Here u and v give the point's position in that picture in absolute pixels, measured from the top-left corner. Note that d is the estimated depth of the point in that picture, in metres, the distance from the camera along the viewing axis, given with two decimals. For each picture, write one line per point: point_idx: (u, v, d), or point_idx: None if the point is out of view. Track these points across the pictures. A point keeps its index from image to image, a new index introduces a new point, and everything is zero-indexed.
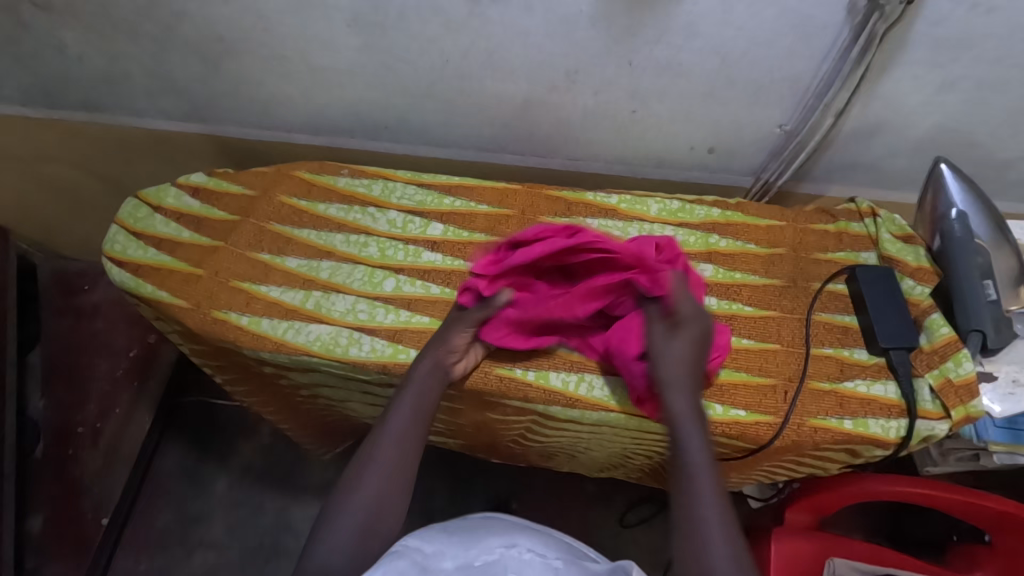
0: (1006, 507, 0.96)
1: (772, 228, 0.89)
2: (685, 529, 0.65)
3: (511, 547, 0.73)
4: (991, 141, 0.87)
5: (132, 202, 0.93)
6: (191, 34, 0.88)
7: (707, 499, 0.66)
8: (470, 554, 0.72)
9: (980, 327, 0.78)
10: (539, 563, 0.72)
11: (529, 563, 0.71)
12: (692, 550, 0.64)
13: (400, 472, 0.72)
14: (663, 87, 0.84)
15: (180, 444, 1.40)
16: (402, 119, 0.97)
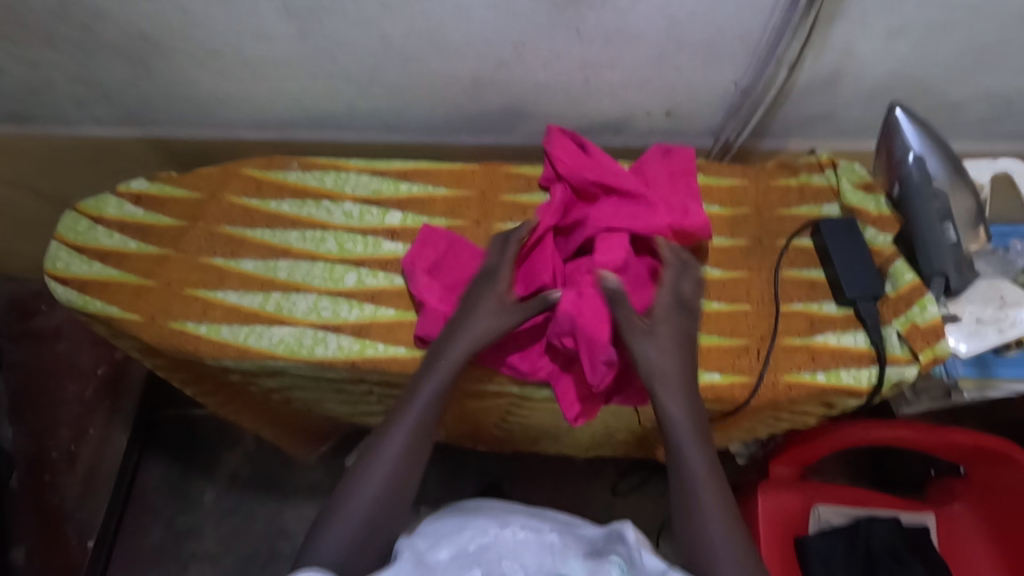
0: (981, 441, 0.97)
1: (734, 187, 0.88)
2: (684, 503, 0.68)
3: (505, 527, 0.70)
4: (944, 83, 0.87)
5: (71, 216, 0.89)
6: (112, 33, 0.82)
7: (700, 480, 0.68)
8: (465, 539, 0.68)
9: (943, 270, 0.79)
10: (534, 541, 0.68)
11: (524, 543, 0.68)
12: (687, 519, 0.67)
13: (412, 458, 0.72)
14: (613, 53, 0.82)
15: (163, 460, 1.37)
16: (349, 106, 0.94)
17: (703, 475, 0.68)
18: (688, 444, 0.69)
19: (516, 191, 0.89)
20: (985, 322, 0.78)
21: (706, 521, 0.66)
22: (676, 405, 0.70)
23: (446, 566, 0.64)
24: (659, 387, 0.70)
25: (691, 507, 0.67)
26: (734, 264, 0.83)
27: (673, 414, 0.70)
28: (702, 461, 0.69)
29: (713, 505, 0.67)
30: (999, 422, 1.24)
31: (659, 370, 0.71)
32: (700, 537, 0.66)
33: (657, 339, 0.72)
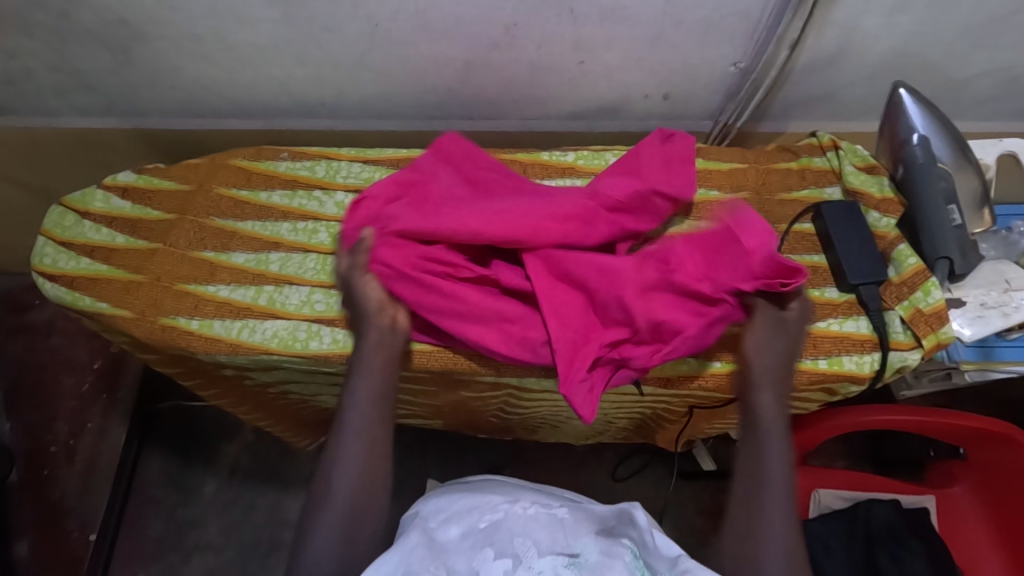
0: (983, 424, 0.97)
1: (734, 171, 0.87)
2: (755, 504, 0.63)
3: (515, 503, 0.69)
4: (948, 61, 0.84)
5: (57, 209, 0.87)
6: (90, 20, 0.80)
7: (772, 481, 0.64)
8: (474, 517, 0.68)
9: (947, 253, 0.77)
10: (544, 516, 0.67)
11: (534, 518, 0.67)
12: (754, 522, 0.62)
13: (374, 473, 0.65)
14: (609, 35, 0.79)
15: (162, 452, 1.32)
16: (338, 94, 0.91)
17: (774, 475, 0.64)
18: (771, 439, 0.65)
19: None
20: (990, 306, 0.77)
21: (766, 522, 0.62)
22: (767, 400, 0.67)
23: (456, 544, 0.65)
24: (755, 381, 0.68)
25: (756, 505, 0.63)
26: None
27: (763, 407, 0.67)
28: (780, 460, 0.65)
29: (781, 507, 0.63)
30: (1000, 402, 1.23)
31: (757, 366, 0.68)
32: (755, 535, 0.62)
33: (760, 333, 0.69)
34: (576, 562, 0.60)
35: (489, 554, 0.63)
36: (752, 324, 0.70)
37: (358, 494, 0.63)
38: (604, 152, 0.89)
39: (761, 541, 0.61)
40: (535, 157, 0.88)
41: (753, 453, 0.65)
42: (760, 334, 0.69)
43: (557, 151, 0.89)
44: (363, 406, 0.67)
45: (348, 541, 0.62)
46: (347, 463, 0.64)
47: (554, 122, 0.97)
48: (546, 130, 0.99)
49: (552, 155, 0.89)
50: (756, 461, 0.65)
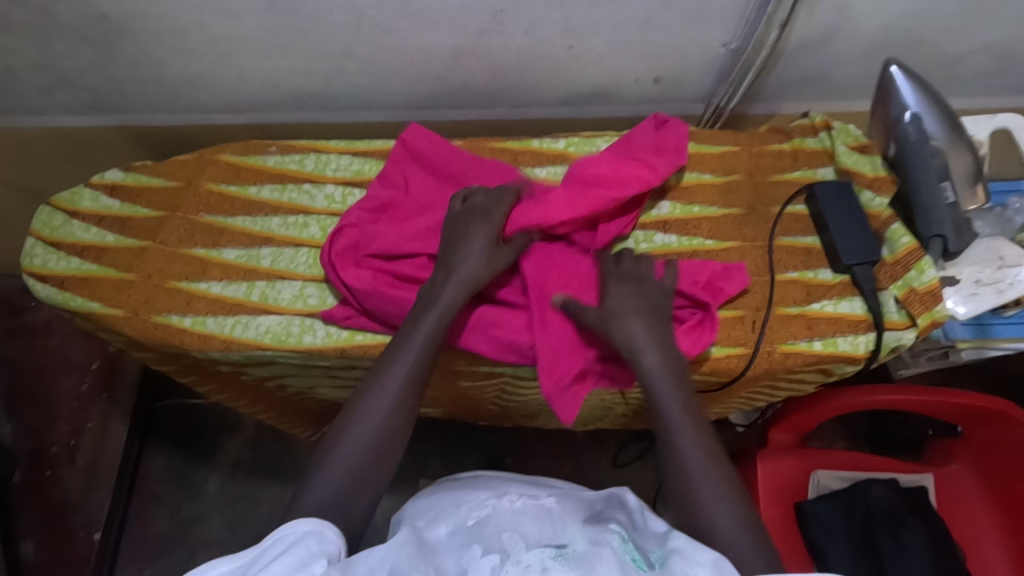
0: (979, 402, 0.97)
1: (726, 154, 0.86)
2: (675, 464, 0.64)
3: (501, 497, 0.69)
4: (940, 37, 0.84)
5: (45, 209, 0.86)
6: (71, 16, 0.78)
7: (684, 436, 0.65)
8: (463, 514, 0.68)
9: (941, 232, 0.77)
10: (532, 508, 0.67)
11: (522, 510, 0.66)
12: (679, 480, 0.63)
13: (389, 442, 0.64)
14: (597, 18, 0.78)
15: (164, 449, 1.35)
16: (325, 85, 0.90)
17: (682, 430, 0.65)
18: (667, 396, 0.67)
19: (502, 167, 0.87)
20: (984, 283, 0.77)
21: (692, 481, 0.63)
22: (649, 356, 0.68)
23: (446, 543, 0.64)
24: (630, 343, 0.69)
25: (679, 467, 0.64)
26: (727, 234, 0.81)
27: (649, 367, 0.68)
28: (682, 414, 0.66)
29: (704, 460, 0.64)
30: (997, 379, 1.24)
31: (622, 338, 0.69)
32: (693, 500, 0.62)
33: (612, 304, 0.70)
34: (563, 552, 0.58)
35: (477, 551, 0.61)
36: (602, 301, 0.71)
37: (385, 440, 0.64)
38: (594, 138, 0.88)
39: (700, 504, 0.61)
40: (526, 145, 0.88)
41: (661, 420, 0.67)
42: (608, 312, 0.70)
43: (547, 138, 0.89)
44: (409, 361, 0.67)
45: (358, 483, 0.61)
46: (381, 407, 0.65)
47: (545, 109, 0.96)
48: (537, 117, 0.98)
49: (542, 142, 0.88)
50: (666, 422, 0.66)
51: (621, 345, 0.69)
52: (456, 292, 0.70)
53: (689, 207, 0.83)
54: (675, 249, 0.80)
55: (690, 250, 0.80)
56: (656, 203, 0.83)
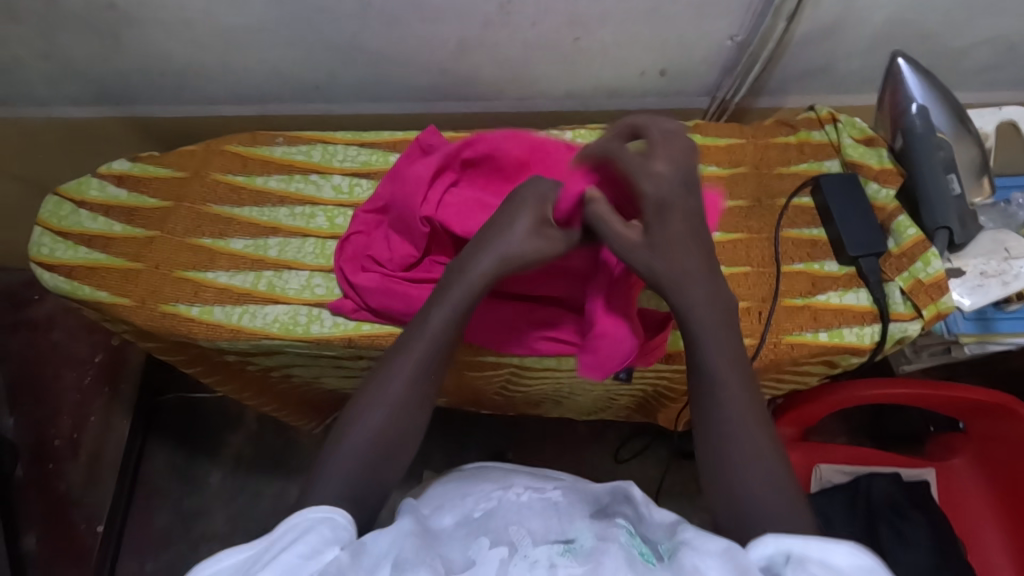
0: (981, 396, 0.98)
1: (732, 147, 0.86)
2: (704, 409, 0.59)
3: (507, 491, 0.70)
4: (946, 30, 0.84)
5: (52, 200, 0.86)
6: (79, 5, 0.79)
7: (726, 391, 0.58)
8: (469, 507, 0.68)
9: (947, 223, 0.77)
10: (538, 502, 0.68)
11: (528, 506, 0.67)
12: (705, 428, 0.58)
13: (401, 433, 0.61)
14: (604, 9, 0.79)
15: (166, 444, 1.33)
16: (332, 76, 0.91)
17: (727, 390, 0.58)
18: (708, 340, 0.60)
19: None
20: (989, 275, 0.77)
21: (733, 442, 0.56)
22: (694, 303, 0.62)
23: (451, 533, 0.64)
24: (679, 290, 0.62)
25: (717, 427, 0.57)
26: (733, 226, 0.81)
27: (692, 309, 0.61)
28: (724, 367, 0.59)
29: (744, 420, 0.57)
30: (998, 375, 1.24)
31: (667, 272, 0.62)
32: (729, 462, 0.55)
33: (660, 226, 0.63)
34: (570, 547, 0.59)
35: (484, 543, 0.61)
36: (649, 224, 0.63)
37: (397, 432, 0.60)
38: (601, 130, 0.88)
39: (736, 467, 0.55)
40: None
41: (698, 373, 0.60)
42: (648, 241, 0.63)
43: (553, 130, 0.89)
44: (417, 358, 0.63)
45: (367, 475, 0.57)
46: (388, 396, 0.61)
47: (551, 102, 0.96)
48: (543, 110, 0.98)
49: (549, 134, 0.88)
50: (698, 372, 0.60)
51: (659, 281, 0.62)
52: (486, 269, 0.65)
53: None
54: None
55: None
56: None
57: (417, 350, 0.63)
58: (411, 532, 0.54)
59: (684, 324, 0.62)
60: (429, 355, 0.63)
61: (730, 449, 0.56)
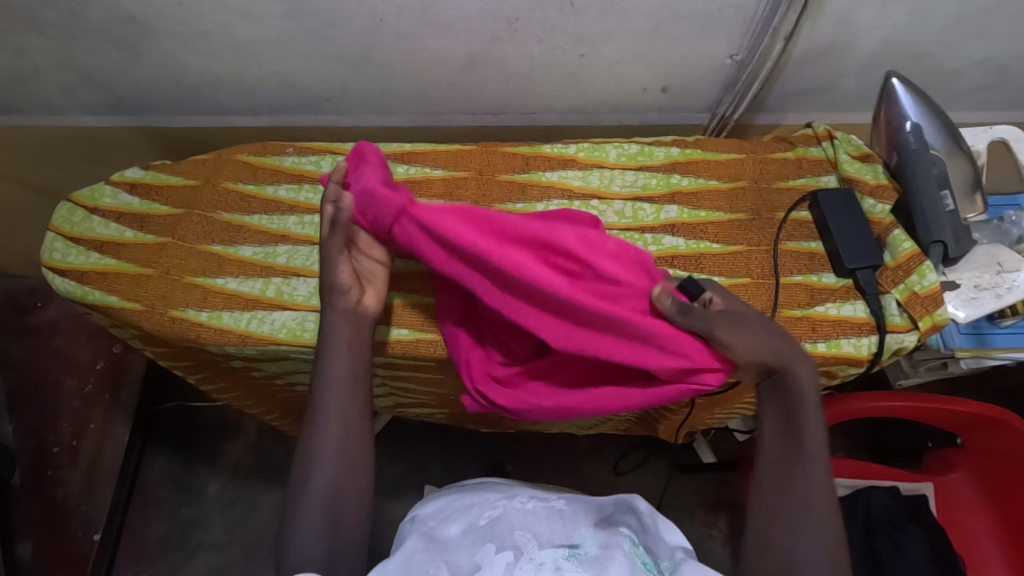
0: (975, 409, 0.99)
1: (732, 162, 0.88)
2: (785, 460, 0.64)
3: (512, 499, 0.70)
4: (939, 51, 0.87)
5: (65, 206, 0.88)
6: (100, 18, 0.81)
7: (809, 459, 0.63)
8: (475, 515, 0.69)
9: (941, 237, 0.79)
10: (543, 509, 0.68)
11: (532, 511, 0.67)
12: (785, 473, 0.63)
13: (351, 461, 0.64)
14: (608, 27, 0.81)
15: (165, 453, 1.33)
16: (343, 89, 0.93)
17: (811, 455, 0.63)
18: (808, 413, 0.65)
19: (513, 171, 0.88)
20: (983, 288, 0.79)
21: (800, 501, 0.62)
22: (802, 374, 0.65)
23: (458, 541, 0.65)
24: (790, 368, 0.65)
25: (794, 479, 0.62)
26: (733, 238, 0.83)
27: (801, 380, 0.65)
28: (815, 438, 0.64)
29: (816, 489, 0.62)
30: (994, 390, 1.25)
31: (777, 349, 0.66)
32: (790, 515, 0.61)
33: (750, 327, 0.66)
34: (575, 553, 0.60)
35: (491, 548, 0.62)
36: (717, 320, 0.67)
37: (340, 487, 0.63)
38: (604, 144, 0.90)
39: (799, 522, 0.61)
40: (537, 150, 0.90)
41: (785, 433, 0.65)
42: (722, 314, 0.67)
43: (558, 143, 0.91)
44: (331, 419, 0.64)
45: (334, 530, 0.61)
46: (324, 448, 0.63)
47: (556, 116, 0.99)
48: (547, 123, 1.00)
49: (553, 147, 0.90)
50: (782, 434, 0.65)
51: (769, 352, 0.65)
52: (344, 331, 0.68)
53: (695, 212, 0.85)
54: (682, 252, 0.82)
55: (697, 253, 0.82)
56: (664, 208, 0.85)
57: (326, 412, 0.65)
58: (415, 550, 0.63)
59: (789, 394, 0.65)
60: (342, 409, 0.65)
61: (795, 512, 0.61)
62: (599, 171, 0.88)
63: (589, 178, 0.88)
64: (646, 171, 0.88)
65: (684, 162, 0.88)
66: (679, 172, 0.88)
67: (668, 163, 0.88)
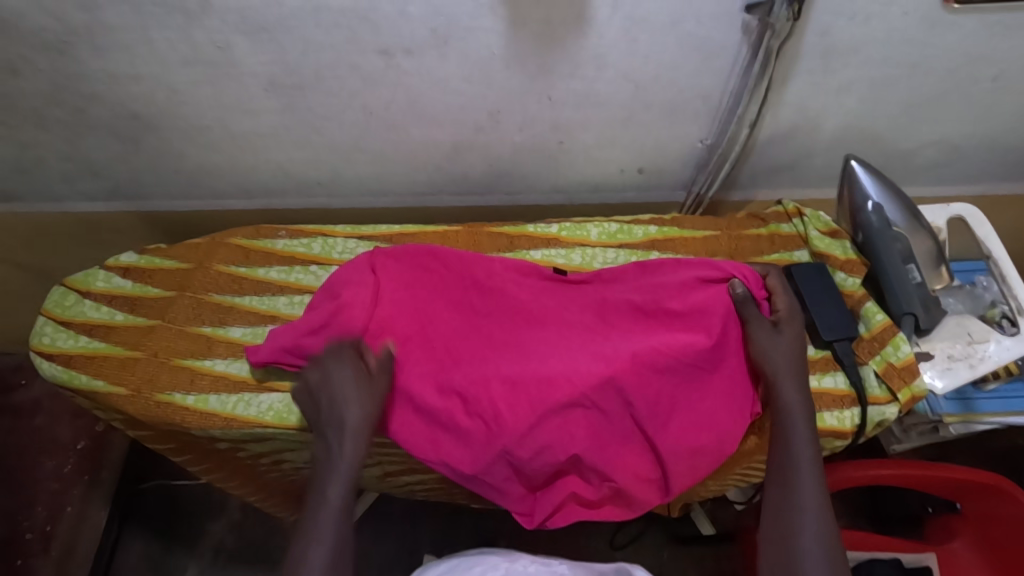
0: (962, 474, 0.98)
1: (708, 238, 0.92)
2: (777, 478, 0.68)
3: (515, 562, 0.83)
4: (894, 134, 0.93)
5: (59, 290, 0.89)
6: (105, 114, 0.86)
7: (804, 467, 0.68)
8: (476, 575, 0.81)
9: (912, 310, 0.82)
10: None
11: None
12: (778, 491, 0.67)
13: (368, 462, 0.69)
14: (584, 118, 0.87)
15: (144, 535, 1.28)
16: (335, 174, 0.97)
17: (803, 464, 0.68)
18: (798, 430, 0.70)
19: (499, 250, 0.92)
20: (957, 358, 0.81)
21: (799, 505, 0.65)
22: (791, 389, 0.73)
23: None
24: (777, 376, 0.73)
25: (786, 491, 0.67)
26: None
27: (787, 402, 0.72)
28: (807, 448, 0.69)
29: (814, 492, 0.66)
30: (990, 454, 1.24)
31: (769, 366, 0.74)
32: (792, 522, 0.65)
33: (781, 337, 0.76)
34: None
35: None
36: (773, 332, 0.76)
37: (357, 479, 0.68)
38: (585, 223, 0.94)
39: (799, 523, 0.64)
40: (521, 229, 0.93)
41: (780, 439, 0.70)
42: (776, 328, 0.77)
43: (541, 223, 0.94)
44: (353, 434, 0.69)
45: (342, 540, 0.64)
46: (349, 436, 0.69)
47: (539, 195, 1.03)
48: (532, 203, 1.05)
49: (537, 226, 0.93)
50: (781, 447, 0.70)
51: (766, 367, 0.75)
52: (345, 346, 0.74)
53: None
54: None
55: None
56: None
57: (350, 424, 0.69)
58: None
59: (778, 406, 0.72)
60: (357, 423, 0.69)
61: (787, 507, 0.66)
62: (581, 250, 0.92)
63: (571, 256, 0.91)
64: (626, 249, 0.91)
65: (663, 240, 0.92)
66: (658, 249, 0.91)
67: (647, 240, 0.92)
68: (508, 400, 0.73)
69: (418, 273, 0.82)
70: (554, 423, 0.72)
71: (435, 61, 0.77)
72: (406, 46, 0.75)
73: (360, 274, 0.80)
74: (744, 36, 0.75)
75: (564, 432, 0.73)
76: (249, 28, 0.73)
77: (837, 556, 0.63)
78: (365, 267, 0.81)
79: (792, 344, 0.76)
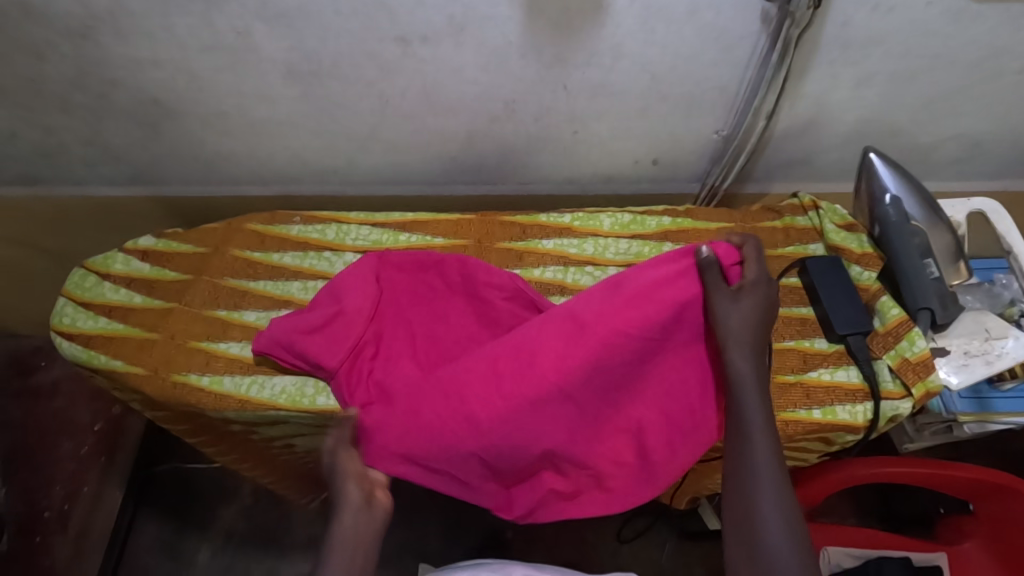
0: (976, 474, 0.97)
1: (722, 231, 0.92)
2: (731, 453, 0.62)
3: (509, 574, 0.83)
4: (913, 128, 0.91)
5: (79, 272, 0.91)
6: (126, 99, 0.87)
7: (752, 430, 0.61)
8: None
9: (927, 304, 0.81)
10: None
11: None
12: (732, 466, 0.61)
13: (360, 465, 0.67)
14: (599, 107, 0.86)
15: (158, 517, 1.31)
16: (350, 162, 0.98)
17: (756, 434, 0.61)
18: (748, 399, 0.63)
19: (511, 239, 0.92)
20: (973, 354, 0.80)
21: (755, 478, 0.59)
22: (739, 358, 0.65)
23: None
24: (727, 348, 0.65)
25: (739, 467, 0.60)
26: None
27: (736, 370, 0.64)
28: (759, 418, 0.62)
29: (767, 462, 0.60)
30: (1004, 455, 1.23)
31: (731, 334, 0.65)
32: (745, 496, 0.58)
33: (741, 305, 0.65)
34: None
35: None
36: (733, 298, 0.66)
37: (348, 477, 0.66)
38: (598, 214, 0.94)
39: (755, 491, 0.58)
40: (533, 219, 0.93)
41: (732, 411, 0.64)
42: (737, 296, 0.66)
43: (554, 213, 0.94)
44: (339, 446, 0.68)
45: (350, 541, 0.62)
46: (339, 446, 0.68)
47: (552, 186, 1.03)
48: (546, 194, 1.05)
49: (549, 217, 0.93)
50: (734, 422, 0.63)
51: (721, 333, 0.66)
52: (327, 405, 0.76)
53: None
54: None
55: None
56: None
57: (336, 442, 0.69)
58: None
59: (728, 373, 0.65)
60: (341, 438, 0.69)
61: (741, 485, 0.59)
62: (593, 240, 0.91)
63: (584, 246, 0.91)
64: (639, 239, 0.91)
65: (676, 231, 0.91)
66: (671, 240, 0.91)
67: (660, 231, 0.92)
68: (486, 402, 0.70)
69: (409, 276, 0.83)
70: (533, 421, 0.70)
71: (452, 49, 0.77)
72: (423, 34, 0.75)
73: (354, 272, 0.82)
74: (763, 26, 0.74)
75: (549, 433, 0.71)
76: (268, 15, 0.73)
77: (794, 523, 0.56)
78: (369, 275, 0.81)
79: (754, 309, 0.66)
